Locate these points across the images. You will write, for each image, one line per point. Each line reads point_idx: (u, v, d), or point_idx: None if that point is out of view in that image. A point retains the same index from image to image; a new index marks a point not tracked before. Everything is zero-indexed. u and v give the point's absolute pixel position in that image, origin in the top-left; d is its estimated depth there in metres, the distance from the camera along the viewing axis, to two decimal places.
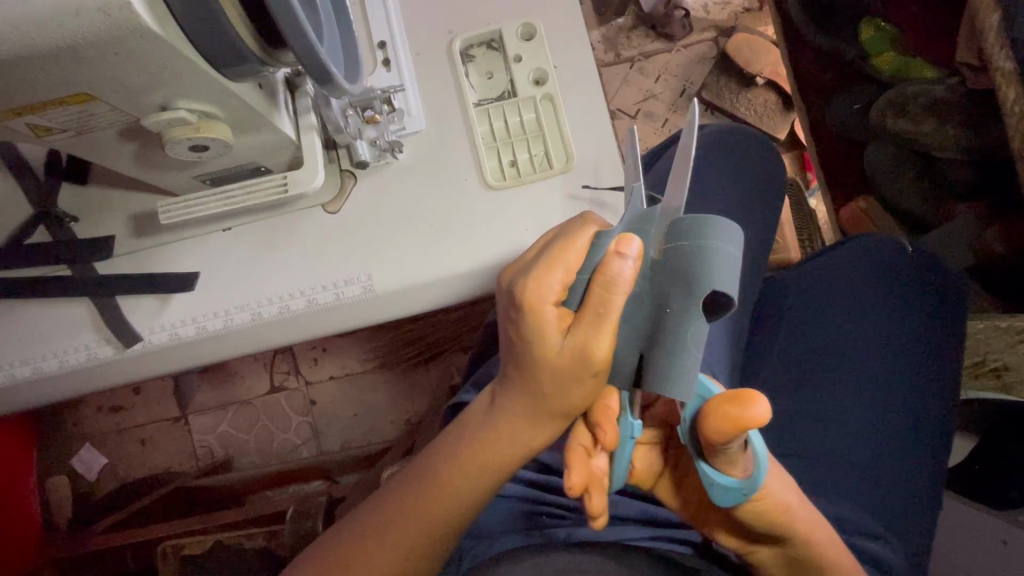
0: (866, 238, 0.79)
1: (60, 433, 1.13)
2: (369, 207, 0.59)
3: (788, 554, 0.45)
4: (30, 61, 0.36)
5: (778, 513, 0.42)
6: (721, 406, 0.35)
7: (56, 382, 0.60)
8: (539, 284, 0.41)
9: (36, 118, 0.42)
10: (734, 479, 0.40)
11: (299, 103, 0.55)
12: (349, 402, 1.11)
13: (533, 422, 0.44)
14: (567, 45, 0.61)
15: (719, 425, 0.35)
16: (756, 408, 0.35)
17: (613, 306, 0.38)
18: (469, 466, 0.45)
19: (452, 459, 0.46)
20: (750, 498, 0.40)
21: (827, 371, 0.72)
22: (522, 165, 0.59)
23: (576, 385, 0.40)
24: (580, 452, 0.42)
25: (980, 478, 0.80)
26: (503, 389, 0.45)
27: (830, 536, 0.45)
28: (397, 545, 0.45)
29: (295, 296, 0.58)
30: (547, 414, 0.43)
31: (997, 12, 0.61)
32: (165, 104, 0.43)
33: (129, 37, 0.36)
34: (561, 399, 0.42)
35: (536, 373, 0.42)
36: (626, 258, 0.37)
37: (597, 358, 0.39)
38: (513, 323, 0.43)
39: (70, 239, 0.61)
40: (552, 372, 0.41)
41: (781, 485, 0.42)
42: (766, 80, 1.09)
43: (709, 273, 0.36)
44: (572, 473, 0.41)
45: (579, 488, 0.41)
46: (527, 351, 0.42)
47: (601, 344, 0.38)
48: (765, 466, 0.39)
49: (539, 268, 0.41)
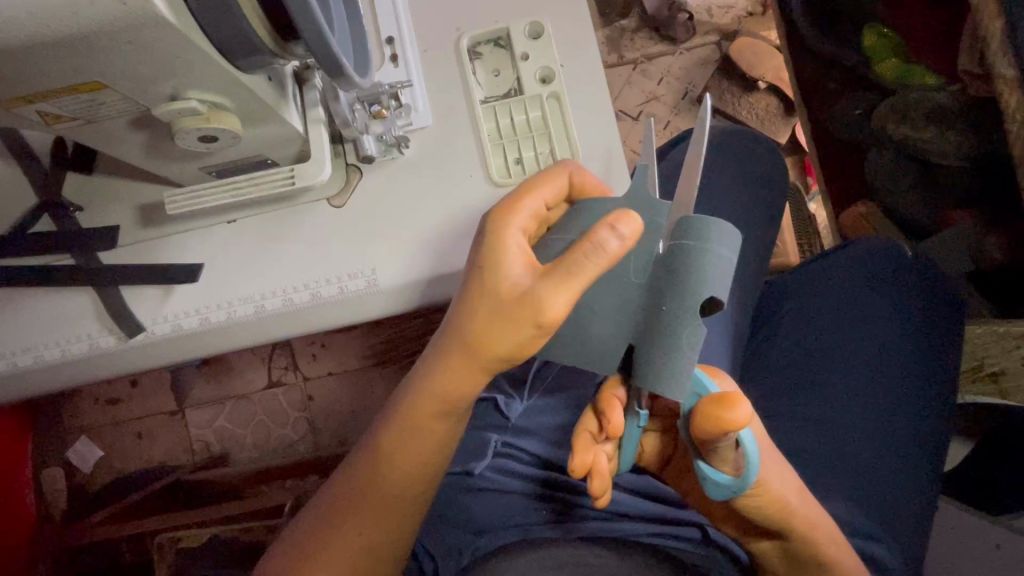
0: (864, 243, 0.79)
1: (55, 425, 1.13)
2: (373, 201, 0.59)
3: (787, 548, 0.46)
4: (43, 49, 0.36)
5: (778, 508, 0.42)
6: (705, 405, 0.37)
7: (58, 372, 0.60)
8: (509, 211, 0.41)
9: (46, 105, 0.42)
10: (724, 476, 0.41)
11: (307, 96, 0.55)
12: (347, 398, 1.11)
13: (468, 376, 0.41)
14: (574, 45, 0.61)
15: (702, 425, 0.37)
16: (738, 411, 0.36)
17: (585, 271, 0.36)
18: (428, 437, 0.45)
19: (394, 422, 0.45)
20: (740, 495, 0.40)
21: (826, 373, 0.72)
22: (528, 163, 0.60)
23: (513, 331, 0.38)
24: (586, 437, 0.43)
25: (975, 481, 0.81)
26: (444, 326, 0.42)
27: (830, 533, 0.46)
28: (379, 525, 0.46)
29: (299, 290, 0.59)
30: (485, 370, 0.41)
31: (1000, 20, 0.62)
32: (175, 94, 0.43)
33: (144, 27, 0.36)
34: (492, 342, 0.39)
35: (478, 309, 0.39)
36: (616, 232, 0.36)
37: (545, 311, 0.37)
38: (478, 245, 0.41)
39: (75, 228, 0.61)
40: (496, 307, 0.38)
41: (782, 482, 0.43)
42: (768, 84, 1.10)
43: (704, 276, 0.38)
44: (573, 455, 0.42)
45: (581, 471, 0.42)
46: (477, 285, 0.39)
47: (554, 296, 0.36)
48: (754, 467, 0.39)
49: (511, 197, 0.42)
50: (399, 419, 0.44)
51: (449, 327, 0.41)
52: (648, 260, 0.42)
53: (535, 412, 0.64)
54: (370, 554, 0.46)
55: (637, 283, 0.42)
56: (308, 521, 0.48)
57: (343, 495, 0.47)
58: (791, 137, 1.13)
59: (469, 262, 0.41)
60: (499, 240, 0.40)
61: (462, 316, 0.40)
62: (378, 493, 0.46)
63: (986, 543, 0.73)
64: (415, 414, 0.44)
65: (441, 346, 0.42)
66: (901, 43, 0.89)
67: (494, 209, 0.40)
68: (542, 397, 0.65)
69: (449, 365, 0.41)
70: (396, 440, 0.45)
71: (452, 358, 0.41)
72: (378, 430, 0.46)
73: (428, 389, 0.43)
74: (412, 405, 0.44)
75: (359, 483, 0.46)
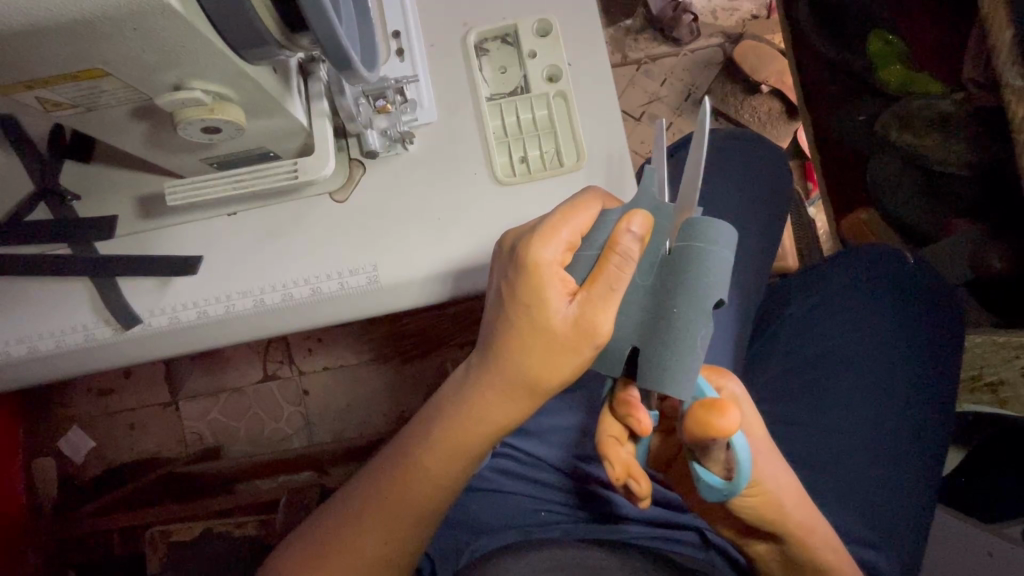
0: (862, 251, 0.80)
1: (48, 414, 1.12)
2: (378, 197, 0.59)
3: (782, 551, 0.46)
4: (46, 34, 0.35)
5: (772, 509, 0.42)
6: (694, 413, 0.36)
7: (53, 362, 0.59)
8: (547, 244, 0.42)
9: (46, 92, 0.41)
10: (716, 478, 0.40)
11: (311, 87, 0.55)
12: (343, 394, 1.10)
13: (523, 400, 0.45)
14: (582, 43, 0.61)
15: (690, 428, 0.36)
16: (726, 420, 0.36)
17: (624, 280, 0.40)
18: (472, 456, 0.47)
19: (444, 442, 0.46)
20: (732, 498, 0.40)
21: (826, 379, 0.72)
22: (533, 162, 0.59)
23: (570, 359, 0.42)
24: (611, 441, 0.42)
25: (967, 489, 0.82)
26: (490, 362, 0.44)
27: (828, 539, 0.46)
28: (383, 531, 0.47)
29: (299, 284, 0.58)
30: (538, 394, 0.44)
31: (1011, 28, 0.61)
32: (179, 83, 0.42)
33: (150, 14, 0.36)
34: (553, 374, 0.43)
35: (531, 342, 0.42)
36: (634, 235, 0.40)
37: (599, 332, 0.41)
38: (511, 281, 0.43)
39: (72, 217, 0.60)
40: (551, 339, 0.42)
41: (780, 485, 0.43)
42: (771, 88, 1.11)
43: (711, 280, 0.39)
44: (611, 463, 0.42)
45: (621, 477, 0.42)
46: (525, 321, 0.42)
47: (606, 319, 0.40)
48: (745, 472, 0.39)
49: (544, 229, 0.43)
50: (450, 442, 0.46)
51: (499, 365, 0.44)
52: (655, 259, 0.42)
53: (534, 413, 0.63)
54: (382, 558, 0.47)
55: (643, 285, 0.42)
56: (314, 528, 0.49)
57: (365, 498, 0.48)
58: (793, 141, 1.13)
59: (509, 301, 0.43)
60: (541, 277, 0.42)
61: (519, 356, 0.43)
62: (397, 502, 0.47)
63: (979, 552, 0.73)
64: (458, 440, 0.46)
65: (491, 379, 0.45)
66: (904, 51, 0.89)
67: (532, 247, 0.42)
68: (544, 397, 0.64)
69: (501, 391, 0.45)
70: (441, 462, 0.46)
71: (501, 386, 0.44)
72: (415, 442, 0.47)
73: (484, 416, 0.45)
74: (456, 431, 0.46)
75: (378, 492, 0.47)
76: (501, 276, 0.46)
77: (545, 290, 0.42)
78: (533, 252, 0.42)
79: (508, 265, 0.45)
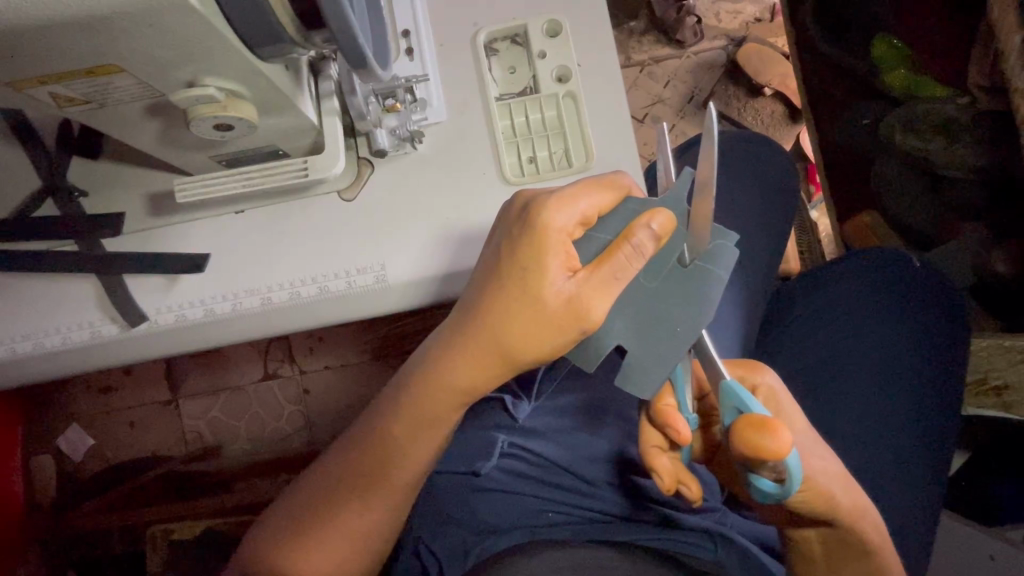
0: (866, 253, 0.79)
1: (47, 412, 1.11)
2: (386, 195, 0.59)
3: (837, 537, 0.46)
4: (62, 28, 0.35)
5: (824, 501, 0.42)
6: (744, 433, 0.37)
7: (58, 359, 0.59)
8: (561, 212, 0.42)
9: (59, 88, 0.41)
10: (770, 483, 0.40)
11: (322, 86, 0.55)
12: (344, 393, 1.10)
13: (495, 372, 0.44)
14: (591, 44, 0.61)
15: (740, 449, 0.38)
16: (775, 440, 0.37)
17: (630, 271, 0.42)
18: (450, 425, 0.48)
19: (417, 407, 0.47)
20: (786, 499, 0.40)
21: (831, 382, 0.72)
22: (541, 162, 0.59)
23: (553, 335, 0.42)
24: (655, 452, 0.46)
25: (968, 492, 0.82)
26: (470, 320, 0.43)
27: (874, 522, 0.47)
28: (375, 511, 0.49)
29: (307, 283, 0.58)
30: (509, 366, 0.44)
31: (1020, 32, 0.61)
32: (193, 80, 0.42)
33: (168, 10, 0.36)
34: (530, 346, 0.42)
35: (517, 308, 0.42)
36: (652, 232, 0.41)
37: (589, 315, 0.41)
38: (513, 239, 0.43)
39: (78, 214, 0.60)
40: (539, 310, 0.41)
41: (829, 477, 0.43)
42: (774, 91, 1.11)
43: (705, 296, 0.44)
44: (659, 475, 0.46)
45: (671, 485, 0.46)
46: (517, 284, 0.42)
47: (601, 303, 0.41)
48: (797, 476, 0.39)
49: (562, 198, 0.43)
50: (422, 402, 0.46)
51: (477, 327, 0.43)
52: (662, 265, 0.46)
53: (538, 412, 0.63)
54: (372, 530, 0.50)
55: (647, 285, 0.45)
56: (310, 505, 0.50)
57: (361, 481, 0.49)
58: (796, 144, 1.13)
59: (506, 257, 0.43)
60: (546, 243, 0.42)
61: (501, 319, 0.42)
62: (388, 477, 0.49)
63: (981, 555, 0.73)
64: (429, 403, 0.46)
65: (468, 340, 0.43)
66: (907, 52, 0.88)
67: (547, 210, 0.42)
68: (549, 397, 0.64)
69: (471, 354, 0.44)
70: (421, 432, 0.48)
71: (475, 350, 0.43)
72: (400, 420, 0.47)
73: (449, 381, 0.45)
74: (426, 390, 0.46)
75: (370, 466, 0.49)
76: (501, 232, 0.45)
77: (548, 256, 0.42)
78: (548, 215, 0.42)
79: (513, 225, 0.44)
